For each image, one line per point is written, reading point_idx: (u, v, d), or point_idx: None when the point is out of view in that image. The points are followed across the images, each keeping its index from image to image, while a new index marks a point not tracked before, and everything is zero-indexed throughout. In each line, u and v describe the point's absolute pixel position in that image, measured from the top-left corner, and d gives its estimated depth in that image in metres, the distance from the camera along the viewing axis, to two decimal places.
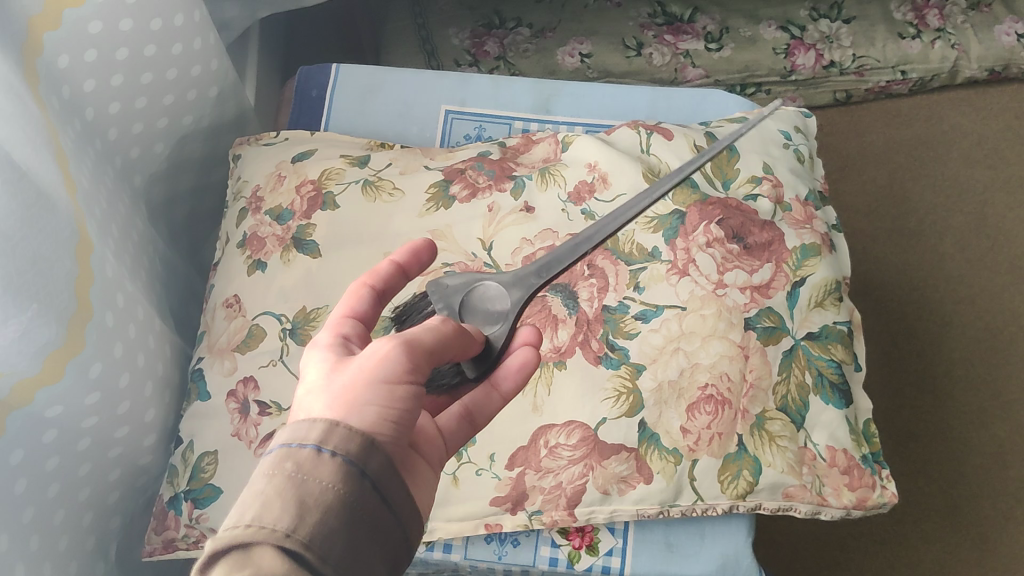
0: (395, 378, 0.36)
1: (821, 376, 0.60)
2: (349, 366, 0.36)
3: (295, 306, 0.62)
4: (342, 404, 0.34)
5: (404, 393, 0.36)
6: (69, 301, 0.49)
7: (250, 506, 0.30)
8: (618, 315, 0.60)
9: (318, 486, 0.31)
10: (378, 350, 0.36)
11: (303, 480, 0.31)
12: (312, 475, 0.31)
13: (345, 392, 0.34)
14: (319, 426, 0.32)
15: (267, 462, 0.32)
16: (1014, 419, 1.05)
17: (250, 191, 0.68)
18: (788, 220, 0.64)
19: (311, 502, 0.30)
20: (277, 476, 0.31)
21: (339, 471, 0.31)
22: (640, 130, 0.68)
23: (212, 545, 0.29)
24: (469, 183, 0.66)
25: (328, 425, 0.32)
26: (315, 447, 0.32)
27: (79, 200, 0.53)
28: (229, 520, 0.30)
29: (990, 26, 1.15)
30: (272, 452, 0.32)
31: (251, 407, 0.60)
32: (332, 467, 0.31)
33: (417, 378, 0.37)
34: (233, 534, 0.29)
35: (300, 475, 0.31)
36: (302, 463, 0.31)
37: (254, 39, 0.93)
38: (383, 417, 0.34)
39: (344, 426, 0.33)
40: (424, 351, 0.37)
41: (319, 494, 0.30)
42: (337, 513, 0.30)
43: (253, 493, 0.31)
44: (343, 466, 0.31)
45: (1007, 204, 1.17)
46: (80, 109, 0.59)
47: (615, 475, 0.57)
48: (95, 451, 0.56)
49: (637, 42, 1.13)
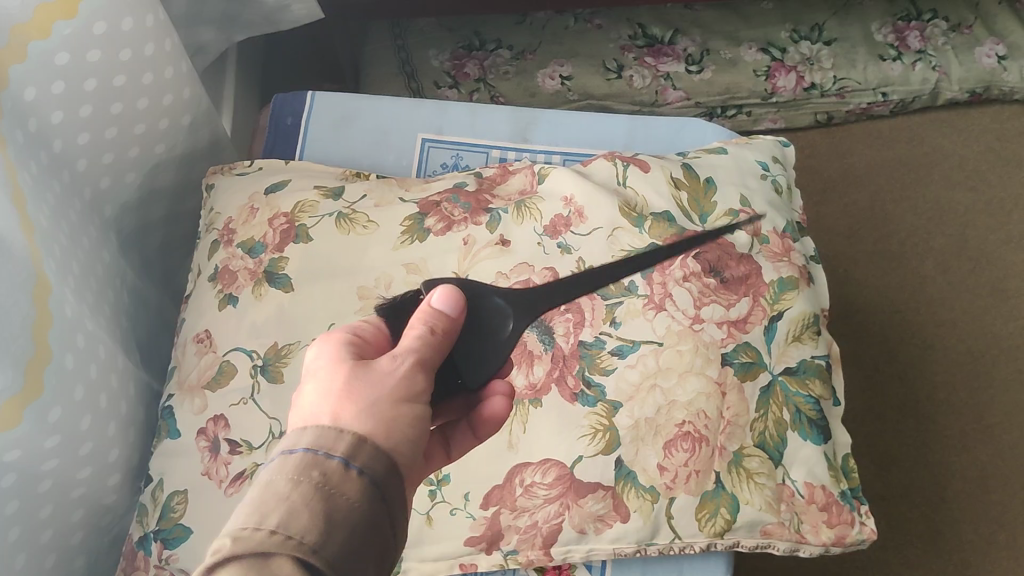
0: (408, 391, 0.40)
1: (799, 413, 0.59)
2: (365, 374, 0.39)
3: (267, 343, 0.62)
4: (373, 415, 0.37)
5: (416, 409, 0.40)
6: (26, 345, 0.48)
7: (278, 511, 0.32)
8: (594, 351, 0.60)
9: (344, 501, 0.33)
10: (391, 364, 0.40)
11: (332, 493, 0.33)
12: (339, 488, 0.34)
13: (371, 402, 0.38)
14: (348, 441, 0.35)
15: (297, 462, 0.34)
16: (994, 443, 1.05)
17: (222, 223, 0.67)
18: (766, 252, 0.63)
19: (336, 519, 0.33)
20: (303, 482, 0.33)
21: (363, 489, 0.34)
22: (617, 161, 0.67)
23: (234, 546, 0.31)
24: (444, 216, 0.65)
25: (357, 441, 0.36)
26: (343, 460, 0.34)
27: (38, 240, 0.52)
28: (249, 516, 0.32)
29: (971, 48, 1.15)
30: (298, 454, 0.34)
31: (221, 446, 0.59)
32: (356, 484, 0.34)
33: (422, 391, 0.41)
34: (258, 540, 0.31)
35: (329, 487, 0.33)
36: (330, 473, 0.34)
37: (231, 63, 0.92)
38: (402, 437, 0.38)
39: (372, 444, 0.36)
40: (427, 369, 0.41)
41: (345, 512, 0.33)
42: (355, 533, 0.33)
43: (277, 497, 0.32)
44: (366, 484, 0.35)
45: (988, 226, 1.17)
46: (47, 142, 0.57)
47: (592, 514, 0.57)
48: (57, 492, 0.55)
49: (618, 64, 1.13)
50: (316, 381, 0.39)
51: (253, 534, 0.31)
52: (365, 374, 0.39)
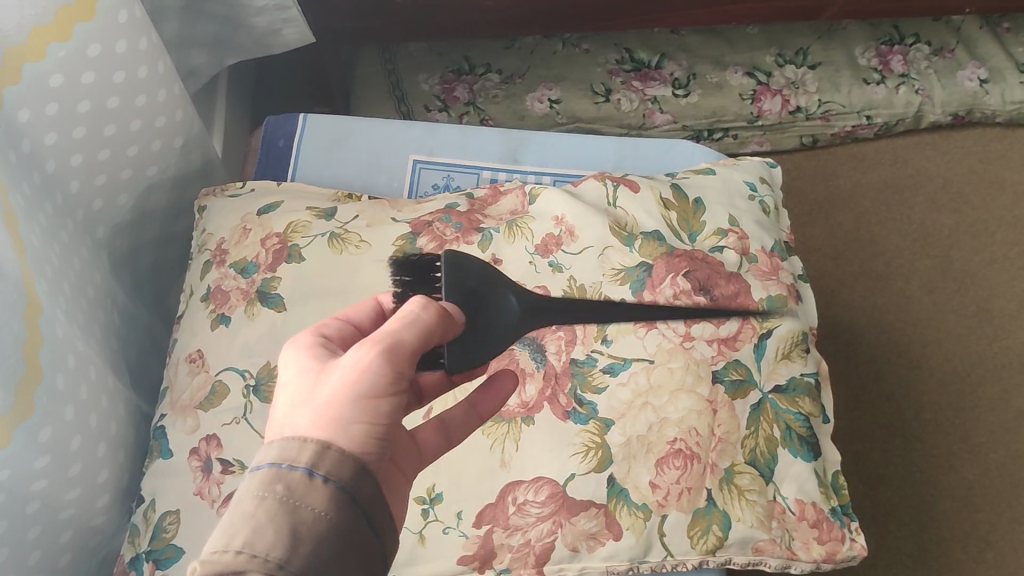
0: (378, 385, 0.39)
1: (789, 430, 0.60)
2: (334, 376, 0.39)
3: (260, 362, 0.62)
4: (335, 421, 0.37)
5: (391, 402, 0.39)
6: (19, 365, 0.48)
7: (242, 531, 0.32)
8: (586, 368, 0.60)
9: (310, 513, 0.34)
10: (361, 357, 0.39)
11: (296, 505, 0.33)
12: (304, 500, 0.34)
13: (333, 406, 0.37)
14: (311, 448, 0.35)
15: (260, 479, 0.34)
16: (980, 462, 1.06)
17: (215, 243, 0.68)
18: (754, 270, 0.64)
19: (303, 531, 0.33)
20: (268, 498, 0.34)
21: (331, 497, 0.34)
22: (606, 181, 0.68)
23: (202, 568, 0.31)
24: (436, 235, 0.66)
25: (320, 448, 0.36)
26: (307, 470, 0.35)
27: (30, 261, 0.52)
28: (216, 540, 0.32)
29: (953, 72, 1.17)
30: (263, 470, 0.35)
31: (214, 465, 0.60)
32: (323, 493, 0.34)
33: (399, 380, 0.40)
34: (225, 560, 0.31)
35: (293, 500, 0.34)
36: (293, 485, 0.34)
37: (223, 86, 0.93)
38: (372, 437, 0.38)
39: (336, 450, 0.36)
40: (406, 354, 0.41)
41: (311, 524, 0.33)
42: (326, 541, 0.33)
43: (243, 518, 0.33)
44: (332, 491, 0.35)
45: (972, 247, 1.19)
46: (39, 164, 0.58)
47: (585, 532, 0.56)
48: (46, 513, 0.55)
49: (605, 88, 1.14)
50: (285, 388, 0.39)
51: (218, 556, 0.32)
52: (330, 378, 0.39)
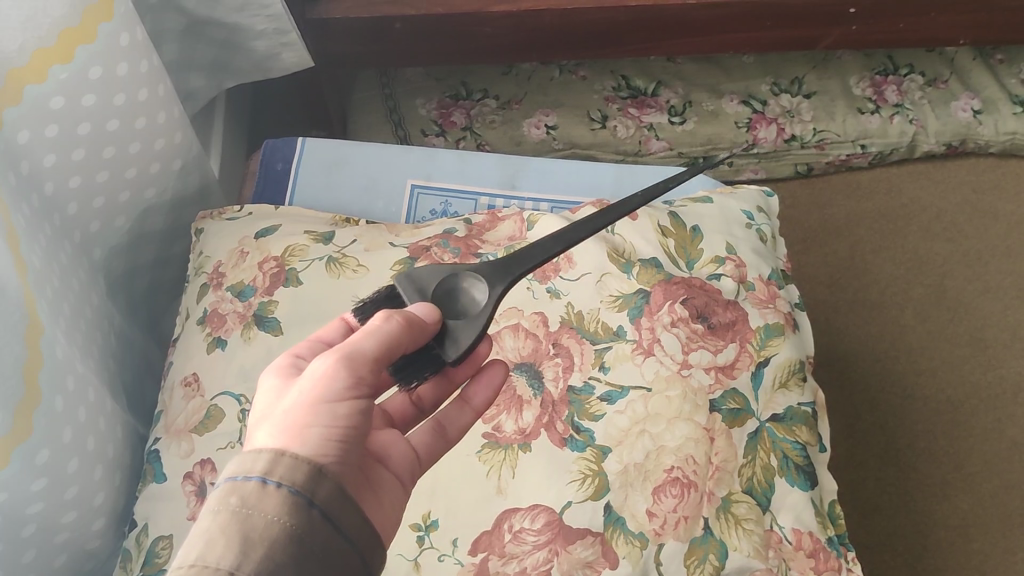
0: (334, 394, 0.40)
1: (786, 458, 0.60)
2: (295, 388, 0.40)
3: (255, 388, 0.62)
4: (287, 431, 0.38)
5: (348, 409, 0.40)
6: (18, 386, 0.48)
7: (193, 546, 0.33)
8: (584, 396, 0.60)
9: (263, 520, 0.34)
10: (320, 368, 0.41)
11: (248, 514, 0.34)
12: (258, 508, 0.34)
13: (286, 417, 0.39)
14: (266, 458, 0.36)
15: (218, 495, 0.35)
16: (975, 491, 1.06)
17: (211, 267, 0.68)
18: (752, 299, 0.65)
19: (255, 537, 0.33)
20: (223, 511, 0.34)
21: (284, 502, 0.35)
22: (604, 209, 0.68)
23: None
24: (434, 261, 0.66)
25: (275, 456, 0.36)
26: (260, 479, 0.35)
27: (31, 281, 0.52)
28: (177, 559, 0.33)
29: (947, 102, 1.19)
30: (221, 485, 0.35)
31: (207, 490, 0.59)
32: (276, 499, 0.35)
33: (358, 387, 0.41)
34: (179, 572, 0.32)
35: (246, 508, 0.34)
36: (248, 495, 0.35)
37: (220, 109, 0.93)
38: (329, 444, 0.39)
39: (290, 456, 0.37)
40: (368, 361, 0.41)
41: (263, 530, 0.34)
42: (283, 545, 0.34)
43: (200, 534, 0.34)
44: (286, 496, 0.35)
45: (966, 276, 1.19)
46: (38, 185, 0.57)
47: (581, 560, 0.55)
48: (41, 536, 0.54)
49: (602, 114, 1.14)
50: (257, 405, 0.41)
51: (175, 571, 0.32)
52: (290, 391, 0.40)
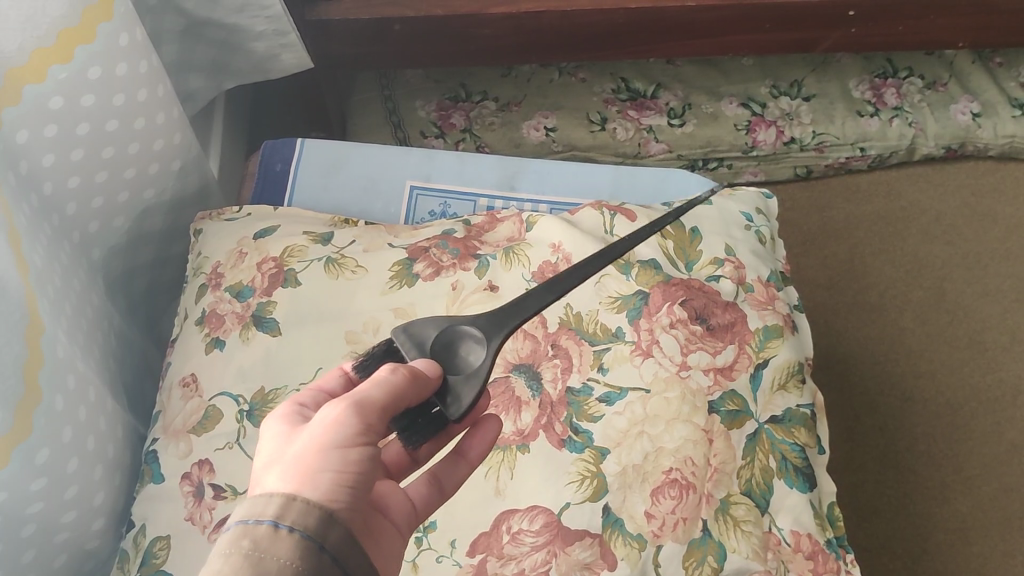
0: (344, 441, 0.40)
1: (785, 460, 0.60)
2: (303, 435, 0.40)
3: (254, 388, 0.61)
4: (298, 476, 0.38)
5: (358, 455, 0.40)
6: (18, 385, 0.48)
7: None
8: (582, 397, 0.60)
9: (276, 563, 0.34)
10: (329, 414, 0.40)
11: (261, 557, 0.34)
12: (270, 551, 0.34)
13: (296, 462, 0.39)
14: (277, 501, 0.36)
15: (228, 537, 0.35)
16: (974, 494, 1.06)
17: (210, 267, 0.68)
18: (750, 300, 0.65)
19: None
20: (234, 554, 0.34)
21: (296, 547, 0.35)
22: (603, 210, 0.68)
23: None
24: (433, 261, 0.66)
25: (286, 500, 0.36)
26: (272, 522, 0.35)
27: (32, 280, 0.52)
28: None
29: (946, 105, 1.19)
30: (230, 528, 0.35)
31: (206, 491, 0.59)
32: (288, 543, 0.35)
33: (366, 434, 0.41)
34: None
35: (259, 551, 0.34)
36: (260, 539, 0.34)
37: (220, 110, 0.93)
38: (339, 490, 0.38)
39: (301, 501, 0.36)
40: (375, 410, 0.41)
41: (277, 573, 0.34)
42: None
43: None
44: (298, 541, 0.35)
45: (966, 280, 1.19)
46: (37, 185, 0.57)
47: (579, 561, 0.55)
48: (40, 536, 0.54)
49: (601, 116, 1.14)
50: (263, 452, 0.41)
51: None
52: (299, 437, 0.40)
